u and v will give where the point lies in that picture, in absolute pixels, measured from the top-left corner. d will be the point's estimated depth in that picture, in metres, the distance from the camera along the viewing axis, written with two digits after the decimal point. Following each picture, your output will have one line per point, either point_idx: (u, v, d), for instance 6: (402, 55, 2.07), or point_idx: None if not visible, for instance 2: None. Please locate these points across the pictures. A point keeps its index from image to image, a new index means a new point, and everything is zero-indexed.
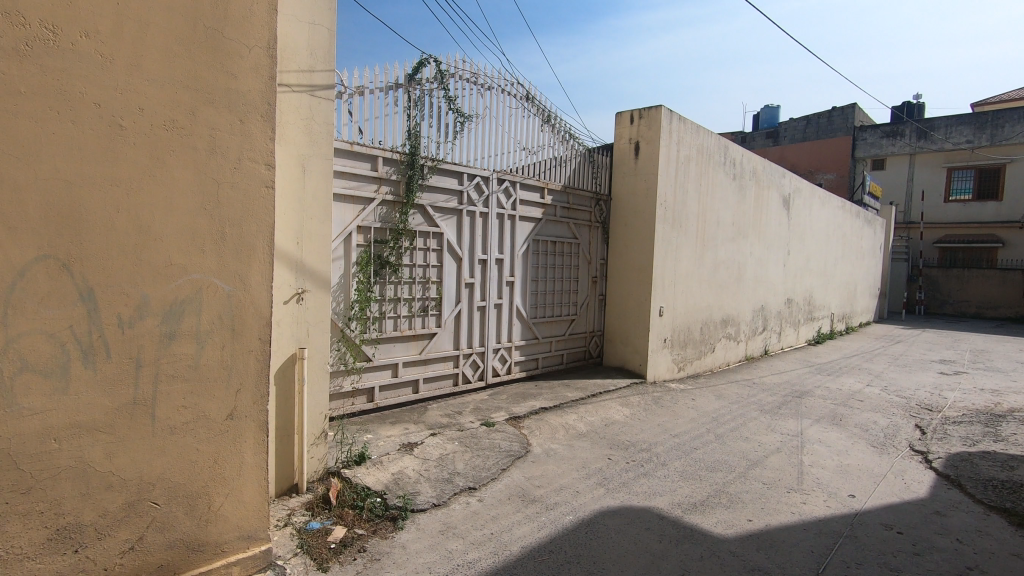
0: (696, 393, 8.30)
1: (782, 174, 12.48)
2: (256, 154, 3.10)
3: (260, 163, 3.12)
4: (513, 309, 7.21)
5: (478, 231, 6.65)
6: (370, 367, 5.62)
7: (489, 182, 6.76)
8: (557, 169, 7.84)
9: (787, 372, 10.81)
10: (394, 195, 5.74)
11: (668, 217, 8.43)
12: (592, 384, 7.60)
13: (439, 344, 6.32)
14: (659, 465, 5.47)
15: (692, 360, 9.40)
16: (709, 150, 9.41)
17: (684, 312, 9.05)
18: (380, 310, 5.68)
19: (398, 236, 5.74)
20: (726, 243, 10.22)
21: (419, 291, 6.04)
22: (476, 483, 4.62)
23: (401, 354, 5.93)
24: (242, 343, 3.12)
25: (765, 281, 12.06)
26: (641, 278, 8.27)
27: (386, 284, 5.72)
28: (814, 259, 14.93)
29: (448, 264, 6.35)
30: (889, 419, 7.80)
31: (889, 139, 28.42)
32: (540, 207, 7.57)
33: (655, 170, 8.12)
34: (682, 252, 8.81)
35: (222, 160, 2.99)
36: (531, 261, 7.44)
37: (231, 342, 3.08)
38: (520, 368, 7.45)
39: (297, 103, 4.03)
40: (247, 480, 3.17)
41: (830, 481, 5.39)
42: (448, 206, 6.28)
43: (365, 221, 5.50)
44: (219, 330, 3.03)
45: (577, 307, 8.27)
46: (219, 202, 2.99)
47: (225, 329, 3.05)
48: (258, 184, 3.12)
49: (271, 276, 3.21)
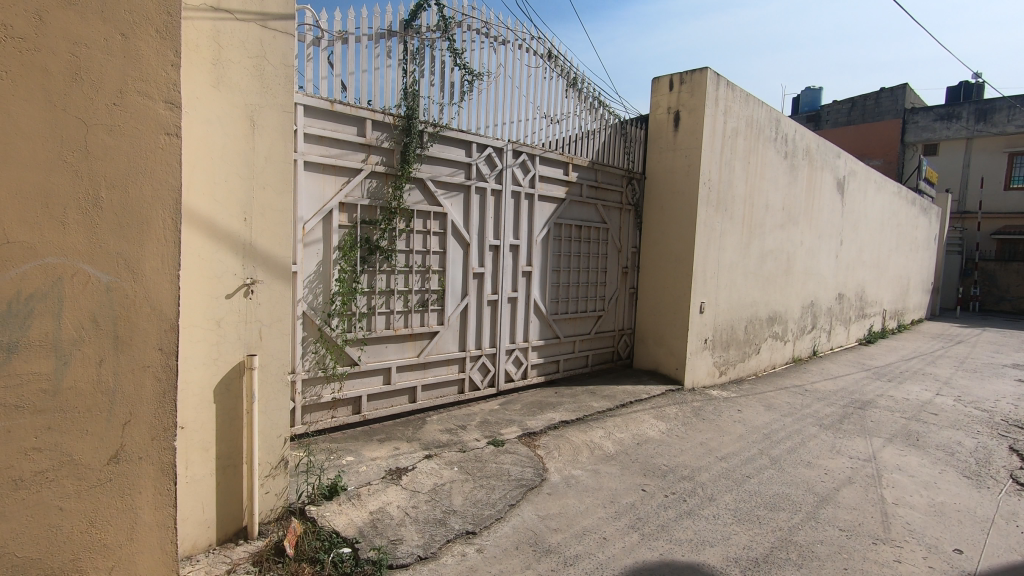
0: (741, 402, 7.19)
1: (837, 154, 11.12)
2: (149, 87, 2.19)
3: (158, 101, 2.20)
4: (530, 304, 6.21)
5: (489, 212, 5.66)
6: (356, 372, 4.71)
7: (503, 154, 5.75)
8: (584, 142, 6.78)
9: (842, 377, 9.58)
10: (386, 166, 4.78)
11: (711, 199, 7.29)
12: (622, 392, 6.58)
13: (442, 346, 5.37)
14: (706, 500, 4.42)
15: (734, 363, 8.28)
16: (759, 123, 8.19)
17: (727, 309, 7.92)
18: (369, 305, 4.75)
19: (390, 216, 4.79)
20: (775, 230, 9.00)
21: (416, 282, 5.09)
22: (476, 526, 3.66)
23: (394, 357, 5.00)
24: (132, 356, 2.22)
25: (815, 275, 10.78)
26: (680, 269, 7.17)
27: (376, 273, 4.78)
28: (867, 250, 13.53)
29: (452, 251, 5.38)
30: (975, 440, 6.56)
31: (944, 123, 26.29)
32: (564, 185, 6.52)
33: (698, 143, 6.98)
34: (726, 239, 7.67)
35: (93, 93, 2.08)
36: (552, 248, 6.42)
37: (113, 355, 2.18)
38: (538, 373, 6.45)
39: (244, 36, 3.09)
40: (142, 547, 2.27)
41: (925, 528, 4.26)
42: (454, 181, 5.30)
43: (350, 197, 4.56)
44: (94, 338, 2.13)
45: (605, 302, 7.21)
46: (90, 153, 2.08)
47: (104, 336, 2.16)
48: (154, 129, 2.20)
49: (176, 264, 2.29)
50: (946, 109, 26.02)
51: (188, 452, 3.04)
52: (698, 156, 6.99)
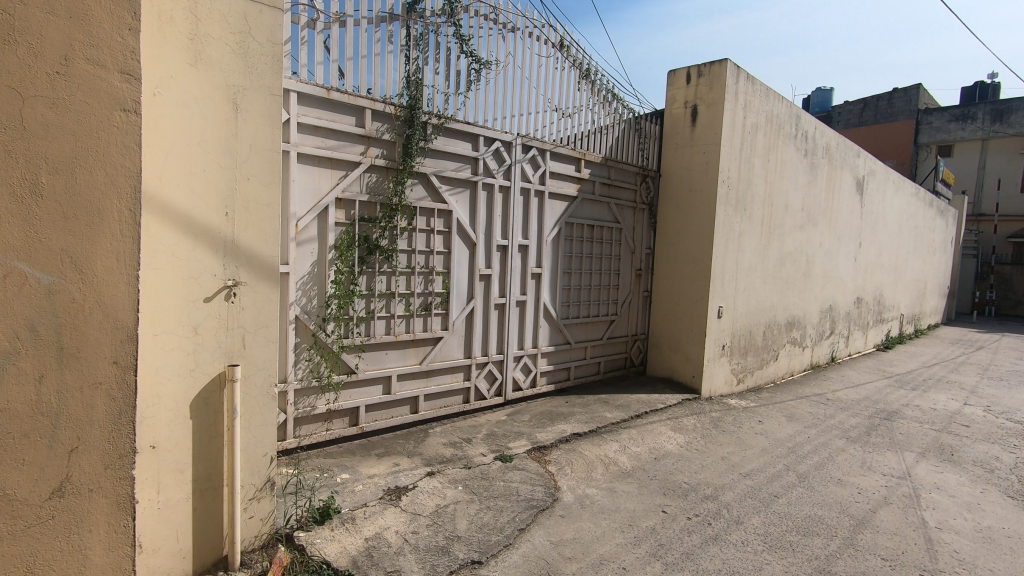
0: (762, 412, 6.81)
1: (857, 153, 10.72)
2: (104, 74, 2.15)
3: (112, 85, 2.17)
4: (539, 308, 5.86)
5: (497, 210, 5.31)
6: (354, 381, 4.38)
7: (512, 148, 5.41)
8: (596, 138, 6.43)
9: (863, 385, 9.17)
10: (387, 159, 4.44)
11: (731, 198, 6.92)
12: (636, 401, 6.21)
13: (446, 352, 5.03)
14: (733, 524, 4.05)
15: (752, 371, 7.90)
16: (779, 119, 7.82)
17: (745, 314, 7.55)
18: (367, 309, 4.42)
19: (390, 213, 4.44)
20: (794, 231, 8.62)
21: (418, 284, 4.75)
22: (483, 554, 3.30)
23: (395, 364, 4.66)
24: (80, 351, 2.17)
25: (834, 278, 10.38)
26: (697, 272, 6.81)
27: (375, 275, 4.44)
28: (885, 253, 13.10)
29: (458, 251, 5.04)
30: (1015, 455, 6.15)
31: (958, 124, 25.76)
32: (576, 183, 6.17)
33: (718, 138, 6.62)
34: (745, 240, 7.29)
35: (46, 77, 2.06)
36: (563, 249, 6.07)
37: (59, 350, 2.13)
38: (548, 380, 6.10)
39: (225, 9, 2.76)
40: None
41: (976, 557, 3.88)
42: (460, 177, 4.96)
43: (348, 192, 4.23)
44: (39, 330, 2.09)
45: (618, 306, 6.85)
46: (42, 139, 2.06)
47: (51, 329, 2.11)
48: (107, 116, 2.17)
49: (126, 256, 2.25)
50: (962, 110, 25.51)
51: (160, 475, 2.71)
52: (717, 153, 6.63)
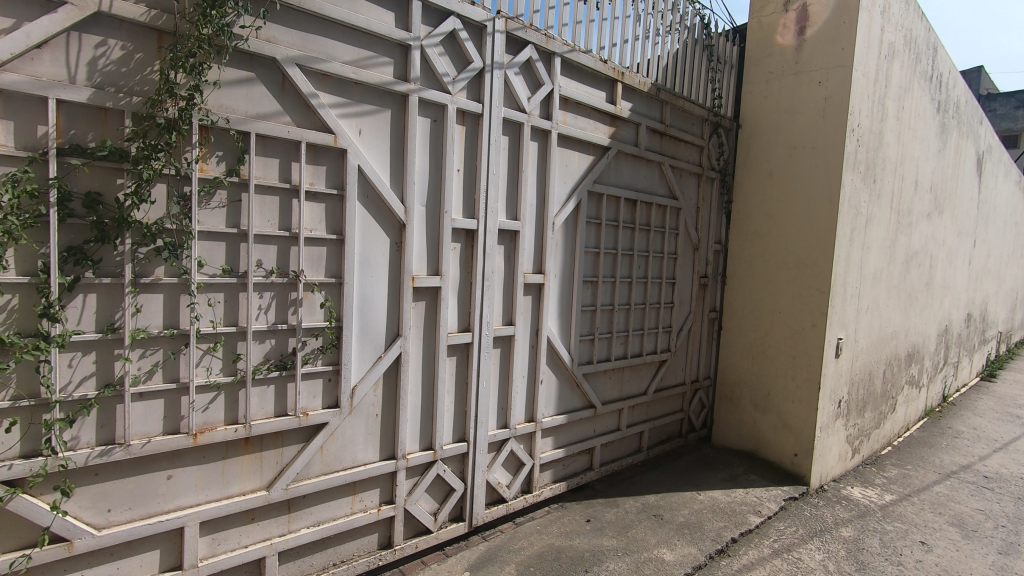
0: (917, 519, 4.03)
1: (980, 120, 7.91)
2: None
3: None
4: (539, 351, 3.19)
5: (453, 159, 2.65)
6: (59, 561, 1.76)
7: (488, 39, 2.74)
8: (645, 51, 3.74)
9: (1014, 443, 6.33)
10: (157, 8, 1.80)
11: (859, 160, 4.20)
12: (711, 510, 3.52)
13: (335, 454, 2.38)
14: None
15: (869, 433, 5.16)
16: (917, 46, 5.07)
17: (867, 347, 4.83)
18: (103, 375, 1.80)
19: (159, 137, 1.79)
20: (922, 221, 5.87)
21: (259, 311, 2.11)
22: None
23: (196, 497, 2.02)
24: None
25: (952, 289, 7.58)
26: (806, 282, 4.09)
27: (121, 291, 1.80)
28: (992, 256, 10.22)
29: (363, 240, 2.38)
30: None
31: None
32: (607, 124, 3.49)
33: (847, 53, 3.89)
34: (874, 231, 4.55)
35: None
36: (583, 241, 3.38)
37: None
38: (554, 476, 3.42)
39: None
40: None
41: None
42: (365, 79, 2.31)
43: (16, 75, 1.59)
44: None
45: (672, 337, 4.16)
46: None
47: None
48: None
49: None
50: None
51: None
52: (846, 77, 3.89)
